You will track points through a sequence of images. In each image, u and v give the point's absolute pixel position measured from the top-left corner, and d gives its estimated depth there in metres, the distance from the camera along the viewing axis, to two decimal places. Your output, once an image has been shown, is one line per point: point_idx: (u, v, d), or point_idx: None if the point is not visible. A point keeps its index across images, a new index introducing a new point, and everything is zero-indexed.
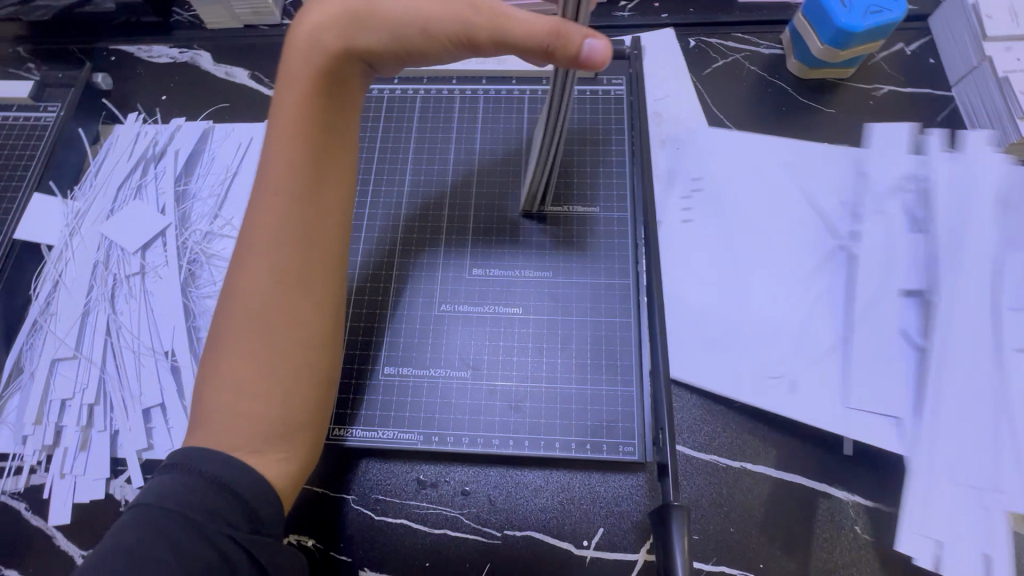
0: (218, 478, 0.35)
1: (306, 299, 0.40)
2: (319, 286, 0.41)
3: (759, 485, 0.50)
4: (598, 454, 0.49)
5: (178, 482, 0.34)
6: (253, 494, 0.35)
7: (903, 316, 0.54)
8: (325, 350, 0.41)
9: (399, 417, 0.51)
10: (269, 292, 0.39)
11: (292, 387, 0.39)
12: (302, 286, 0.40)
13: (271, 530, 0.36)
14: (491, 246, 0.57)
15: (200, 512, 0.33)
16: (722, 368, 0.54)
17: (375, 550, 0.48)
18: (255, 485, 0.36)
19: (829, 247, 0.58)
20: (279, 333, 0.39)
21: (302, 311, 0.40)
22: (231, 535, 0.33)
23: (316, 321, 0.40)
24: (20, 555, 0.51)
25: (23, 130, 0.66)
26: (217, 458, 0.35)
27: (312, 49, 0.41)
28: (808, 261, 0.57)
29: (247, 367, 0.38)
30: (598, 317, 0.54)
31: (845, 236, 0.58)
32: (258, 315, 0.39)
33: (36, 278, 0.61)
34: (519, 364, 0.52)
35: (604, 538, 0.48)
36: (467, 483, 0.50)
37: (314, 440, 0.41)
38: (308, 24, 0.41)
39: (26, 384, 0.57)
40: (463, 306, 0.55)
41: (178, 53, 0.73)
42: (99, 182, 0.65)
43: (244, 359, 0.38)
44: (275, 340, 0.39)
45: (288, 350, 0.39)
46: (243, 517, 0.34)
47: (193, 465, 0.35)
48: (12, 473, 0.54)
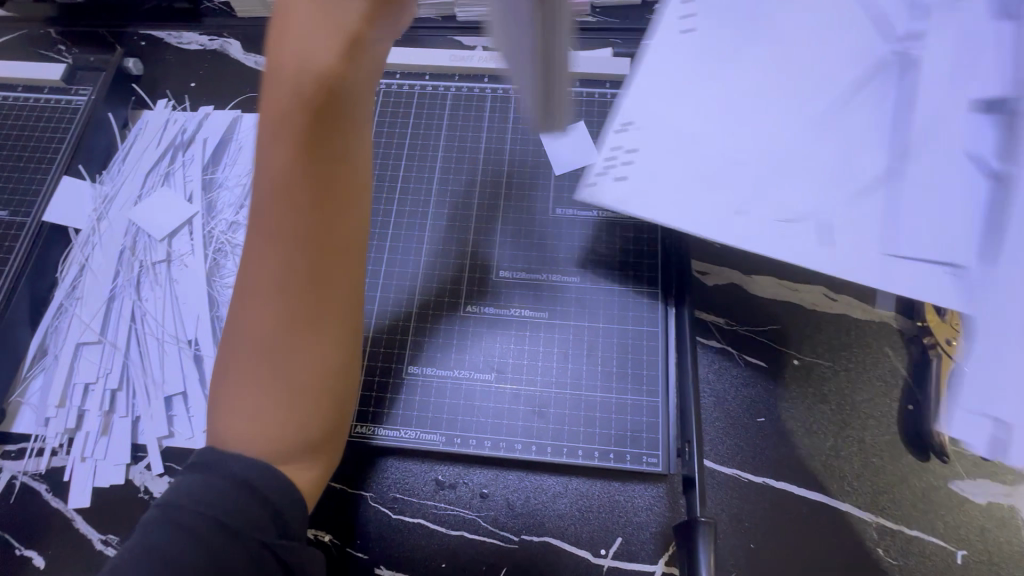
0: (243, 480, 0.34)
1: (332, 310, 0.39)
2: (343, 290, 0.40)
3: (782, 501, 0.50)
4: (621, 464, 0.49)
5: (204, 483, 0.34)
6: (281, 495, 0.35)
7: (978, 134, 0.37)
8: (337, 365, 0.39)
9: (422, 418, 0.51)
10: (289, 313, 0.37)
11: (307, 402, 0.38)
12: (316, 299, 0.38)
13: (297, 533, 0.36)
14: (519, 249, 0.57)
15: (227, 516, 0.33)
16: (718, 207, 0.42)
17: (391, 549, 0.48)
18: (281, 488, 0.35)
19: (881, 52, 0.42)
20: (290, 350, 0.37)
21: (324, 326, 0.39)
22: (260, 538, 0.33)
23: (341, 328, 0.40)
24: (39, 537, 0.52)
25: (53, 113, 0.66)
26: (250, 464, 0.35)
27: (303, 64, 0.38)
28: (848, 70, 0.43)
29: (256, 393, 0.37)
30: (624, 325, 0.53)
31: (904, 36, 0.42)
32: (264, 344, 0.37)
33: (63, 261, 0.61)
34: (544, 369, 0.52)
35: (622, 547, 0.48)
36: (485, 486, 0.50)
37: (332, 450, 0.40)
38: (290, 38, 0.39)
39: (50, 367, 0.57)
40: (489, 308, 0.54)
41: (207, 40, 0.73)
42: (128, 168, 0.65)
43: (253, 380, 0.37)
44: (302, 359, 0.38)
45: (302, 366, 0.38)
46: (270, 517, 0.34)
47: (218, 466, 0.34)
48: (33, 455, 0.55)
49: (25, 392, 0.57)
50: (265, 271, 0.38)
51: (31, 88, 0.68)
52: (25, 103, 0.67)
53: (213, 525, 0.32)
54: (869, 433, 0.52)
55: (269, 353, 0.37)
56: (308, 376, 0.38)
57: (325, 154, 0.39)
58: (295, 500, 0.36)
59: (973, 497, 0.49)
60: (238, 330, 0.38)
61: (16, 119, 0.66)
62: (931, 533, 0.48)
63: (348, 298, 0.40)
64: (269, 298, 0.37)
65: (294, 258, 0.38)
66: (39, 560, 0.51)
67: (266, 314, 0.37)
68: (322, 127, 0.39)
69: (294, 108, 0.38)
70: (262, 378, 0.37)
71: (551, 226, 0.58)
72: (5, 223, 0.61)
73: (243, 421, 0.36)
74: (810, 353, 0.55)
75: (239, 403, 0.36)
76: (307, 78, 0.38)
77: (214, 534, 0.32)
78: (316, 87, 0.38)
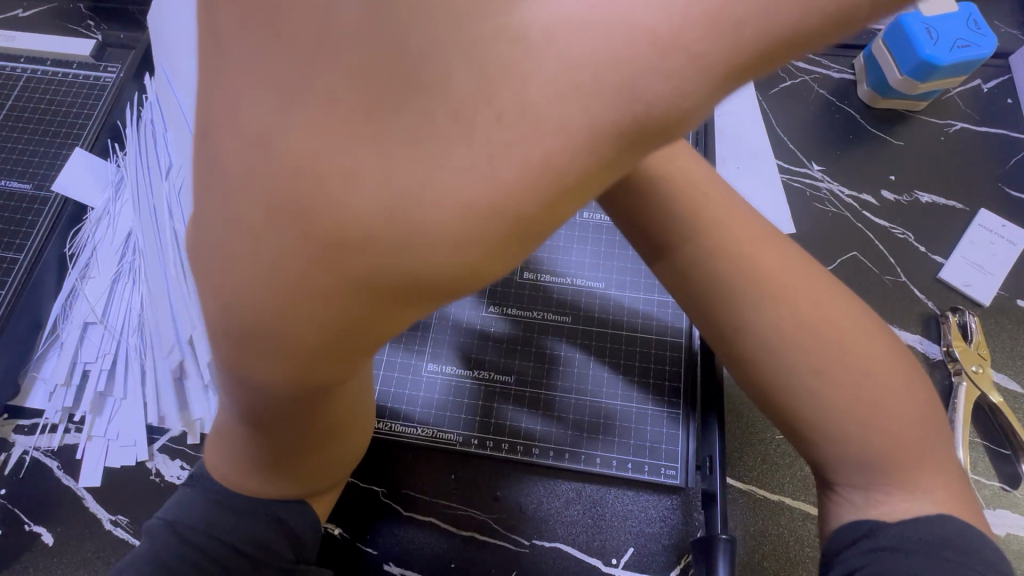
0: (271, 509, 0.37)
1: (345, 431, 0.34)
2: (355, 410, 0.34)
3: (799, 520, 0.49)
4: (639, 473, 0.49)
5: (222, 510, 0.36)
6: (296, 516, 0.38)
7: None
8: (352, 455, 0.39)
9: (440, 416, 0.51)
10: (290, 456, 0.33)
11: (316, 484, 0.38)
12: (326, 442, 0.33)
13: (309, 552, 0.40)
14: (542, 251, 0.57)
15: (240, 536, 0.36)
16: None
17: (400, 545, 0.48)
18: (299, 512, 0.38)
19: None
20: (292, 466, 0.34)
21: (341, 442, 0.35)
22: (280, 565, 0.37)
23: (344, 446, 0.36)
24: (49, 514, 0.51)
25: (81, 88, 0.66)
26: (287, 505, 0.38)
27: (302, 380, 0.23)
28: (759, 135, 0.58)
29: (254, 480, 0.35)
30: (646, 334, 0.53)
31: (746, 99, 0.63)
32: (252, 456, 0.33)
33: (74, 235, 0.61)
34: (564, 375, 0.52)
35: (632, 558, 0.47)
36: (499, 489, 0.49)
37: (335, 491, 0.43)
38: (241, 333, 0.21)
39: (58, 343, 0.57)
40: (511, 309, 0.55)
41: None
42: (138, 147, 0.63)
43: (246, 468, 0.35)
44: (315, 473, 0.36)
45: (312, 469, 0.36)
46: (289, 545, 0.38)
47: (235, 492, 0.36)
48: (46, 431, 0.54)
49: (39, 366, 0.56)
50: (257, 445, 0.31)
51: (60, 63, 0.67)
52: (53, 77, 0.67)
53: (232, 553, 0.36)
54: None
55: (261, 466, 0.34)
56: (329, 467, 0.37)
57: (326, 400, 0.27)
58: (315, 521, 0.40)
59: (993, 528, 0.48)
60: (233, 440, 0.33)
61: (45, 92, 0.66)
62: None
63: (361, 410, 0.36)
64: (260, 448, 0.32)
65: (296, 440, 0.31)
66: (48, 537, 0.51)
67: (285, 458, 0.33)
68: (326, 393, 0.26)
69: (268, 343, 0.21)
70: (279, 488, 0.36)
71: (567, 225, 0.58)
72: (29, 196, 0.61)
73: (266, 494, 0.36)
74: None
75: (256, 486, 0.36)
76: (303, 389, 0.23)
77: (234, 559, 0.36)
78: (312, 392, 0.24)
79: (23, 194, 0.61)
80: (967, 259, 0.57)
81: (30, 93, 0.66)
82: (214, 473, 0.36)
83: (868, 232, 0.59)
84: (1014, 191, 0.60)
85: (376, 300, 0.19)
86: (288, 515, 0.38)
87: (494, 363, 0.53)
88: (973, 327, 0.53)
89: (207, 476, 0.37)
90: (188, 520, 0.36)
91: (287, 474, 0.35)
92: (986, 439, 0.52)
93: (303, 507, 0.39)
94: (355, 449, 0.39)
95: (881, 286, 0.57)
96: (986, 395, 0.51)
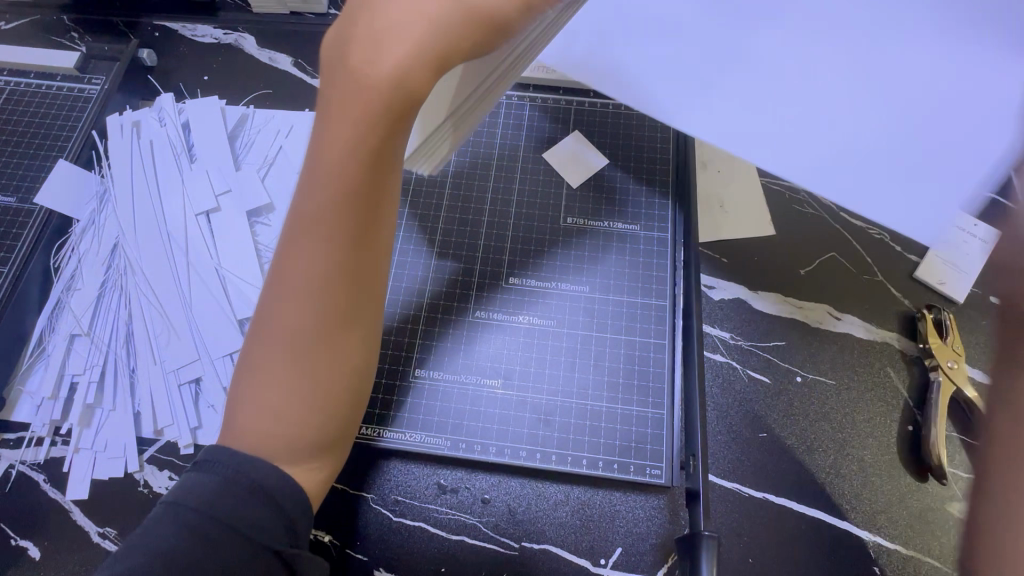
0: (261, 487, 0.36)
1: (364, 305, 0.40)
2: (377, 293, 0.41)
3: (782, 517, 0.50)
4: (625, 474, 0.49)
5: (215, 483, 0.35)
6: (292, 501, 0.37)
7: None
8: (368, 369, 0.42)
9: (427, 422, 0.51)
10: (329, 304, 0.38)
11: (335, 380, 0.39)
12: (360, 282, 0.40)
13: (303, 541, 0.37)
14: (529, 254, 0.56)
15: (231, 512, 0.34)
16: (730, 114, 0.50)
17: (390, 550, 0.49)
18: (293, 493, 0.37)
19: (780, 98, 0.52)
20: (325, 310, 0.39)
21: (360, 324, 0.40)
22: (274, 546, 0.35)
23: (364, 332, 0.41)
24: (36, 529, 0.52)
25: (66, 100, 0.66)
26: (282, 485, 0.37)
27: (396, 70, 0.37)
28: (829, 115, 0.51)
29: (279, 342, 0.39)
30: (632, 336, 0.53)
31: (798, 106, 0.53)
32: (298, 287, 0.38)
33: (59, 248, 0.61)
34: (550, 377, 0.52)
35: (621, 557, 0.48)
36: (487, 491, 0.50)
37: (342, 452, 0.42)
38: (356, 52, 0.37)
39: (45, 356, 0.57)
40: (498, 314, 0.54)
41: (222, 34, 0.72)
42: (124, 157, 0.63)
43: (278, 325, 0.39)
44: (327, 350, 0.39)
45: (337, 332, 0.39)
46: (282, 525, 0.36)
47: (231, 471, 0.36)
48: (32, 444, 0.54)
49: (23, 379, 0.56)
50: (312, 249, 0.38)
51: (43, 74, 0.67)
52: (37, 89, 0.67)
53: (231, 535, 0.34)
54: (870, 452, 0.52)
55: (296, 302, 0.38)
56: (353, 366, 0.40)
57: (387, 154, 0.39)
58: (309, 508, 0.38)
59: None
60: (279, 296, 0.39)
61: (28, 105, 0.66)
62: (931, 557, 0.49)
63: (374, 316, 0.41)
64: (310, 288, 0.38)
65: (350, 236, 0.39)
66: (35, 550, 0.51)
67: (315, 304, 0.38)
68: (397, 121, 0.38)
69: (390, 43, 0.37)
70: (294, 377, 0.38)
71: (537, 222, 0.57)
72: (13, 209, 0.61)
73: (283, 408, 0.38)
74: (813, 371, 0.55)
75: (281, 384, 0.38)
76: (396, 87, 0.37)
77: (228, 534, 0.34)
78: (397, 96, 0.37)
79: (7, 207, 0.61)
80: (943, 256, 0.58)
81: (13, 106, 0.66)
82: (238, 396, 0.39)
83: (846, 233, 0.60)
84: None
85: (458, 19, 0.37)
86: (291, 504, 0.37)
87: (415, 311, 0.54)
88: (948, 324, 0.55)
89: (206, 456, 0.37)
90: (182, 497, 0.35)
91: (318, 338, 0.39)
92: (963, 433, 0.53)
93: (303, 495, 0.38)
94: (366, 386, 0.42)
95: (858, 284, 0.58)
96: (961, 390, 0.52)
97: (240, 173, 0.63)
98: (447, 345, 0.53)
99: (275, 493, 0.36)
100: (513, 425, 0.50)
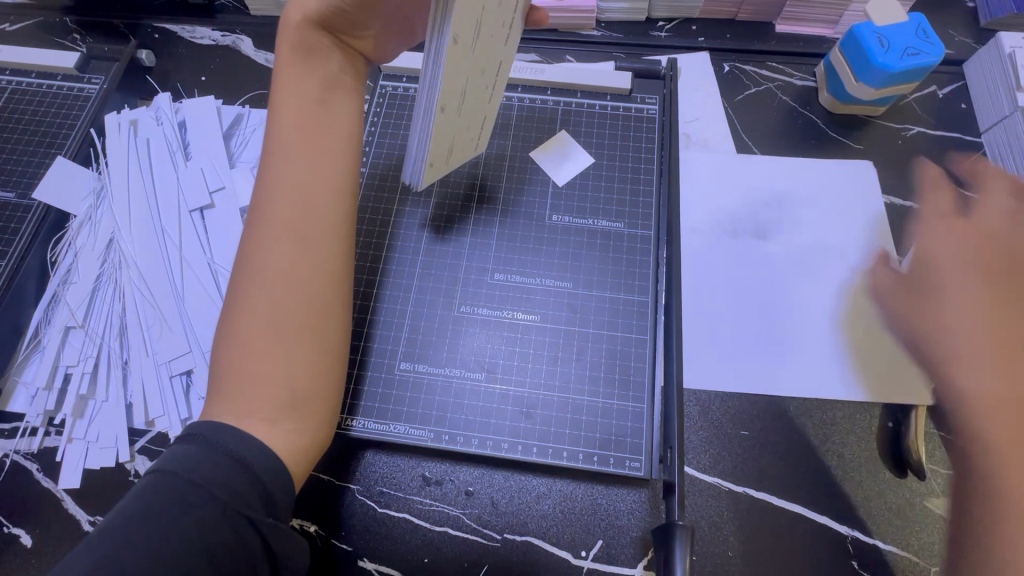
0: (240, 457, 0.37)
1: (319, 230, 0.44)
2: (334, 224, 0.45)
3: (761, 513, 0.51)
4: (605, 467, 0.49)
5: (196, 455, 0.36)
6: (276, 482, 0.38)
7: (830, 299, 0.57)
8: (336, 294, 0.44)
9: (410, 414, 0.51)
10: (288, 232, 0.43)
11: (302, 306, 0.42)
12: (313, 208, 0.44)
13: (284, 519, 0.38)
14: (514, 252, 0.57)
15: (211, 484, 0.35)
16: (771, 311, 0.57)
17: (374, 541, 0.50)
18: (275, 474, 0.38)
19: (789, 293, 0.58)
20: (286, 240, 0.43)
21: (313, 252, 0.44)
22: (251, 520, 0.36)
23: (317, 260, 0.44)
24: (29, 517, 0.53)
25: (65, 99, 0.67)
26: (264, 463, 0.38)
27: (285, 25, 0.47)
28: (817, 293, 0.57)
29: (248, 285, 0.42)
30: (614, 332, 0.54)
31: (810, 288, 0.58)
32: (260, 229, 0.43)
33: (56, 244, 0.62)
34: (533, 370, 0.52)
35: (602, 549, 0.49)
36: (470, 484, 0.51)
37: (324, 420, 0.43)
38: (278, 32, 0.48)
39: (41, 348, 0.58)
40: (482, 309, 0.55)
41: (220, 36, 0.74)
42: (121, 154, 0.65)
43: (246, 269, 0.42)
44: (280, 279, 0.42)
45: (299, 260, 0.43)
46: (262, 500, 0.37)
47: (213, 440, 0.37)
48: (26, 434, 0.55)
49: (19, 371, 0.57)
50: (268, 193, 0.44)
51: (43, 73, 0.69)
52: (38, 89, 0.68)
53: (213, 507, 0.34)
54: (849, 448, 0.53)
55: (259, 243, 0.43)
56: (318, 294, 0.43)
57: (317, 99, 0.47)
58: (290, 484, 0.39)
59: None
60: (248, 247, 0.43)
61: (28, 104, 0.67)
62: (910, 552, 0.49)
63: (328, 250, 0.44)
64: (273, 225, 0.43)
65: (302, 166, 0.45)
66: (27, 538, 0.52)
67: (267, 238, 0.43)
68: (306, 70, 0.47)
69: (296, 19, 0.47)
70: (258, 312, 0.41)
71: (524, 219, 0.58)
72: (13, 204, 0.62)
73: (262, 364, 0.40)
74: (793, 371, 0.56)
75: (253, 329, 0.41)
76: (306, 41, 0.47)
77: (208, 505, 0.34)
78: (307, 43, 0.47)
79: (6, 203, 0.62)
80: None
81: (14, 105, 0.67)
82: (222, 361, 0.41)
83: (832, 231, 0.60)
84: (969, 192, 0.63)
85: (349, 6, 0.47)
86: (275, 484, 0.38)
87: (408, 266, 0.56)
88: None
89: (190, 432, 0.38)
90: (167, 466, 0.36)
91: (281, 269, 0.42)
92: None
93: (286, 476, 0.39)
94: (332, 324, 0.44)
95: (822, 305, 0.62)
96: None
97: (234, 170, 0.64)
98: (430, 340, 0.54)
99: (258, 471, 0.37)
100: (496, 416, 0.51)
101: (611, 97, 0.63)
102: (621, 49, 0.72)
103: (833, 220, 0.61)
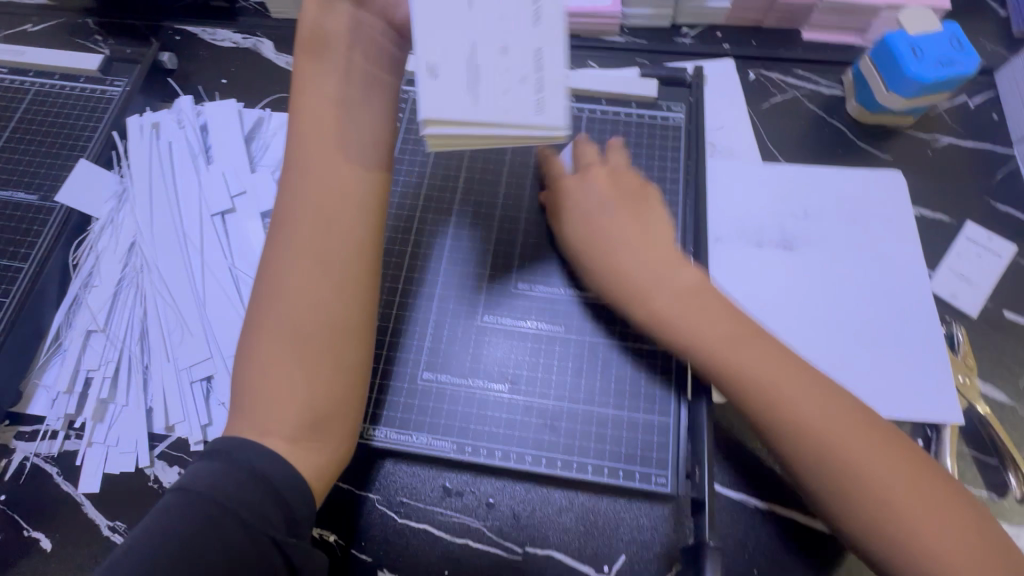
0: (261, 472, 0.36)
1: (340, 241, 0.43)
2: (356, 235, 0.44)
3: (787, 530, 0.50)
4: (630, 482, 0.49)
5: (219, 470, 0.36)
6: (299, 496, 0.38)
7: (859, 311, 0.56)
8: (358, 308, 0.43)
9: (433, 424, 0.51)
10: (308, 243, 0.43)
11: (324, 320, 0.42)
12: (335, 218, 0.44)
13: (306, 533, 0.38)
14: (538, 261, 0.56)
15: (234, 499, 0.35)
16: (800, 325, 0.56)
17: (394, 552, 0.49)
18: (297, 488, 0.38)
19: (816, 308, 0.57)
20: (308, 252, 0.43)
21: (334, 263, 0.43)
22: (274, 535, 0.35)
23: (337, 273, 0.43)
24: (49, 521, 0.52)
25: (87, 100, 0.67)
26: (286, 477, 0.37)
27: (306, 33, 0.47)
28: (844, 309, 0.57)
29: (271, 297, 0.42)
30: (639, 343, 0.53)
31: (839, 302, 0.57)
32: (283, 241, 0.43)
33: (77, 246, 0.62)
34: (557, 382, 0.52)
35: (625, 565, 0.48)
36: (492, 495, 0.51)
37: (346, 434, 0.42)
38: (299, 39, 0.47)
39: (62, 351, 0.58)
40: (506, 319, 0.54)
41: (241, 38, 0.74)
42: (144, 157, 0.65)
43: (269, 282, 0.42)
44: (301, 292, 0.42)
45: (319, 272, 0.42)
46: (284, 515, 0.36)
47: (235, 455, 0.37)
48: (46, 437, 0.55)
49: (40, 373, 0.57)
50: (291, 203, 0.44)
51: (65, 74, 0.69)
52: (61, 90, 0.68)
53: (236, 522, 0.34)
54: None
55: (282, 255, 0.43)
56: (340, 307, 0.42)
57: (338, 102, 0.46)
58: (312, 498, 0.39)
59: None
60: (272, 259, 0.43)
61: (51, 105, 0.67)
62: None
63: (349, 261, 0.43)
64: (294, 237, 0.43)
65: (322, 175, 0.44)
66: (46, 542, 0.52)
67: (290, 246, 0.43)
68: (325, 74, 0.46)
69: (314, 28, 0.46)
70: (279, 326, 0.41)
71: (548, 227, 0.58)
72: (35, 207, 0.62)
73: (287, 378, 0.40)
74: None
75: (277, 343, 0.41)
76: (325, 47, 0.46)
77: (231, 520, 0.34)
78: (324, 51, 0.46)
79: (29, 205, 0.62)
80: (954, 270, 0.59)
81: (37, 106, 0.67)
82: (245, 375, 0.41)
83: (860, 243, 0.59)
84: (1000, 205, 0.62)
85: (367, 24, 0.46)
86: (297, 498, 0.37)
87: (431, 274, 0.56)
88: (959, 338, 0.55)
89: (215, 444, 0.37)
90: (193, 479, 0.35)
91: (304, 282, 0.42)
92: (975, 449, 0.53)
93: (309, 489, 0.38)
94: (353, 338, 0.43)
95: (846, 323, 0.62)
96: (973, 405, 0.53)
97: (255, 174, 0.63)
98: (453, 349, 0.53)
99: (280, 486, 0.37)
100: (520, 428, 0.50)
101: (636, 104, 0.63)
102: (645, 55, 0.71)
103: (862, 231, 0.60)
